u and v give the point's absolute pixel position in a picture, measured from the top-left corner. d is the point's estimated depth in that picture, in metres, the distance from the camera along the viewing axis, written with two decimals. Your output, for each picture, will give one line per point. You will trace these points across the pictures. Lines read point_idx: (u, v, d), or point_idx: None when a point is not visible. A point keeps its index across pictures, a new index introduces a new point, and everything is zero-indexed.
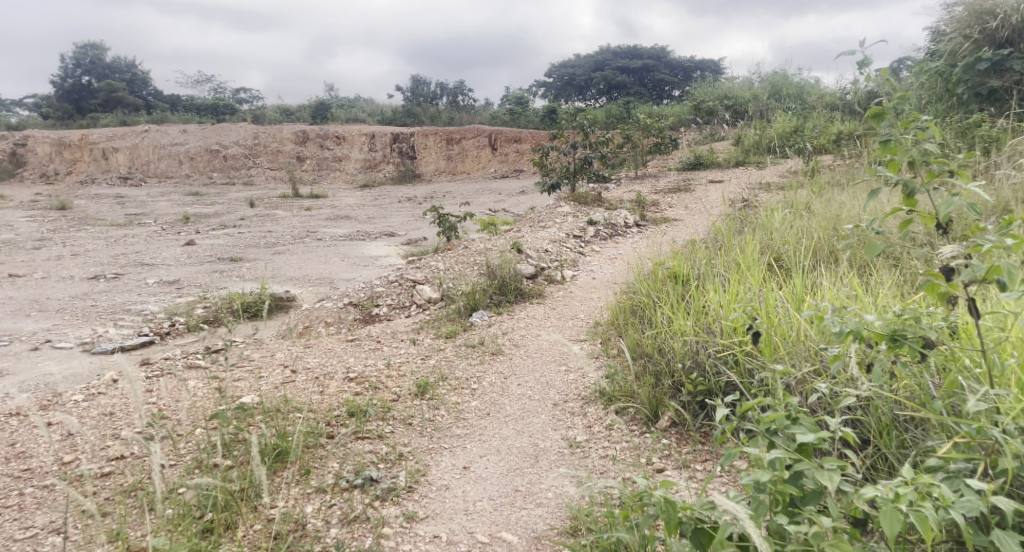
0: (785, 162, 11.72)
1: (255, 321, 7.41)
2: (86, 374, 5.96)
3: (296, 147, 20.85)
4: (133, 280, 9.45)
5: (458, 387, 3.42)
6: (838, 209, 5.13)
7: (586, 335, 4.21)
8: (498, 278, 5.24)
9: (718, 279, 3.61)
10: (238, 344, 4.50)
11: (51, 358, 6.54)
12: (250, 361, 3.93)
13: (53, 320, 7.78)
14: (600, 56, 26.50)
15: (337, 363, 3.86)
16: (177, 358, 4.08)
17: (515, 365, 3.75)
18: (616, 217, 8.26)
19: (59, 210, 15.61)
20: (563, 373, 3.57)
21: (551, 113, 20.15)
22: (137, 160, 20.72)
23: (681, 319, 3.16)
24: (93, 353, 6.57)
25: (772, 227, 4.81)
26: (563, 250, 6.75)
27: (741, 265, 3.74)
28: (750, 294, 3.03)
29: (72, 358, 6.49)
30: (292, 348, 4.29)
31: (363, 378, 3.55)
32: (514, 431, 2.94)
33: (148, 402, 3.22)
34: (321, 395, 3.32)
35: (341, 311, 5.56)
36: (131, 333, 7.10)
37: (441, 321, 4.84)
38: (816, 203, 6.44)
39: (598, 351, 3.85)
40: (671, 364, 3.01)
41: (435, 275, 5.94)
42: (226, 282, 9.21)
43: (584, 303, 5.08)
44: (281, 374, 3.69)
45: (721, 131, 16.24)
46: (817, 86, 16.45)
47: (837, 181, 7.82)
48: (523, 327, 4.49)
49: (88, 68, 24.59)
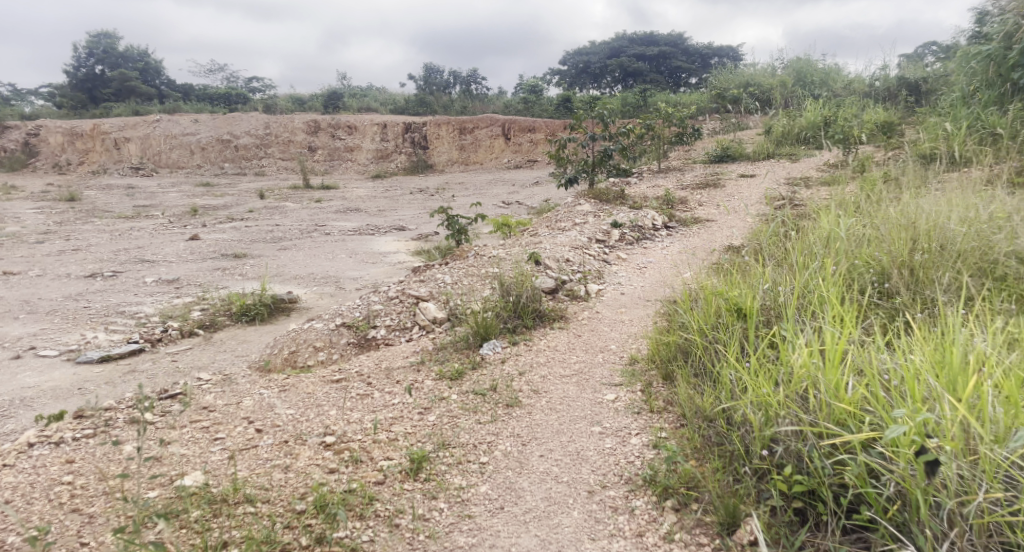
0: (820, 156, 10.87)
1: (254, 327, 6.67)
2: (62, 393, 5.23)
3: (307, 137, 20.10)
4: (132, 278, 8.78)
5: (462, 460, 2.66)
6: (911, 210, 4.38)
7: (620, 378, 3.43)
8: (513, 298, 4.44)
9: (798, 324, 2.88)
10: (205, 383, 3.75)
11: (32, 369, 5.81)
12: (210, 416, 3.19)
13: (41, 323, 7.09)
14: (616, 42, 25.56)
15: (314, 418, 3.12)
16: (123, 404, 3.33)
17: (535, 425, 2.97)
18: (643, 217, 7.46)
19: (67, 202, 14.97)
20: (599, 437, 2.83)
21: (567, 101, 19.30)
22: (148, 150, 20.03)
23: (762, 378, 2.42)
24: (77, 363, 5.85)
25: (838, 246, 4.08)
26: (586, 259, 5.95)
27: (827, 301, 3.02)
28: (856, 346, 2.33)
29: (53, 370, 5.76)
30: (266, 391, 3.53)
31: (343, 444, 2.80)
32: (536, 542, 2.22)
33: (60, 485, 2.52)
34: (285, 473, 2.58)
35: (332, 333, 4.77)
36: (122, 338, 6.38)
37: (444, 352, 4.03)
38: (878, 208, 5.63)
39: (639, 403, 3.10)
40: (750, 446, 2.28)
41: (442, 290, 5.15)
42: (227, 281, 8.49)
43: (615, 329, 4.27)
44: (241, 436, 2.93)
45: (747, 121, 15.34)
46: (845, 70, 15.59)
47: (889, 176, 7.05)
48: (545, 364, 3.70)
49: (102, 58, 23.94)
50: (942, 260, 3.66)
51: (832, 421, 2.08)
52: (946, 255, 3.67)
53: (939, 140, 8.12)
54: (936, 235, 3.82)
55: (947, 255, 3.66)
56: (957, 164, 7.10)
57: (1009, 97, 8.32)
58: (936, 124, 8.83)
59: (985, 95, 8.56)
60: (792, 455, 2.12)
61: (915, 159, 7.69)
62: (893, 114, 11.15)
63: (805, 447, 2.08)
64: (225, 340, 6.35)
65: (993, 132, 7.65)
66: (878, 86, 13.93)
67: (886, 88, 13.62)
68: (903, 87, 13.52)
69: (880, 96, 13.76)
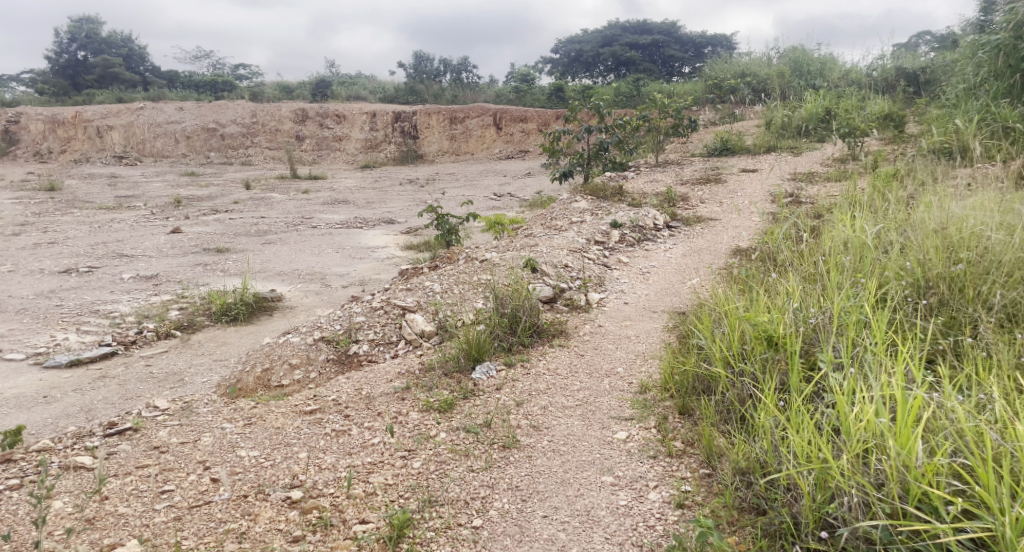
0: (822, 150, 10.49)
1: (235, 328, 6.21)
2: (22, 403, 4.74)
3: (295, 126, 19.55)
4: (108, 274, 8.30)
5: (451, 526, 2.31)
6: (943, 210, 3.96)
7: (631, 411, 3.01)
8: (508, 312, 4.00)
9: (839, 357, 2.54)
10: (163, 414, 3.31)
11: None
12: (160, 460, 2.77)
13: (8, 323, 6.60)
14: (608, 30, 25.04)
15: (279, 463, 2.71)
16: (62, 451, 2.90)
17: (535, 474, 2.57)
18: (643, 217, 7.03)
19: (47, 192, 14.39)
20: (611, 492, 2.44)
21: (559, 91, 18.80)
22: (132, 139, 19.39)
23: (814, 434, 2.08)
24: (43, 367, 5.36)
25: (865, 257, 3.70)
26: (586, 265, 5.53)
27: (869, 328, 2.67)
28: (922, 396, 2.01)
29: (17, 374, 5.29)
30: (230, 426, 3.09)
31: (311, 500, 2.43)
32: None
33: None
34: (238, 544, 2.24)
35: (310, 348, 4.33)
36: (92, 340, 5.90)
37: (433, 376, 3.58)
38: (898, 210, 5.21)
39: (655, 445, 2.71)
40: (801, 518, 1.97)
41: (431, 300, 4.72)
42: (208, 277, 8.02)
43: (621, 347, 3.83)
44: (193, 488, 2.54)
45: (742, 111, 14.96)
46: (841, 59, 15.20)
47: (901, 173, 6.67)
48: (543, 392, 3.28)
49: (84, 43, 23.20)
50: (982, 271, 3.31)
51: (910, 500, 1.78)
52: (986, 263, 3.33)
53: (949, 136, 7.74)
54: (973, 243, 3.45)
55: (987, 266, 3.33)
56: (971, 161, 6.73)
57: (1020, 90, 7.92)
58: (939, 120, 8.50)
59: (994, 87, 8.17)
60: (859, 539, 1.81)
61: (927, 155, 7.31)
62: (894, 106, 10.77)
63: (877, 532, 1.78)
64: (204, 341, 5.90)
65: (1004, 125, 7.28)
66: (875, 76, 13.57)
67: (884, 78, 13.29)
68: (901, 77, 13.20)
69: (877, 87, 13.42)
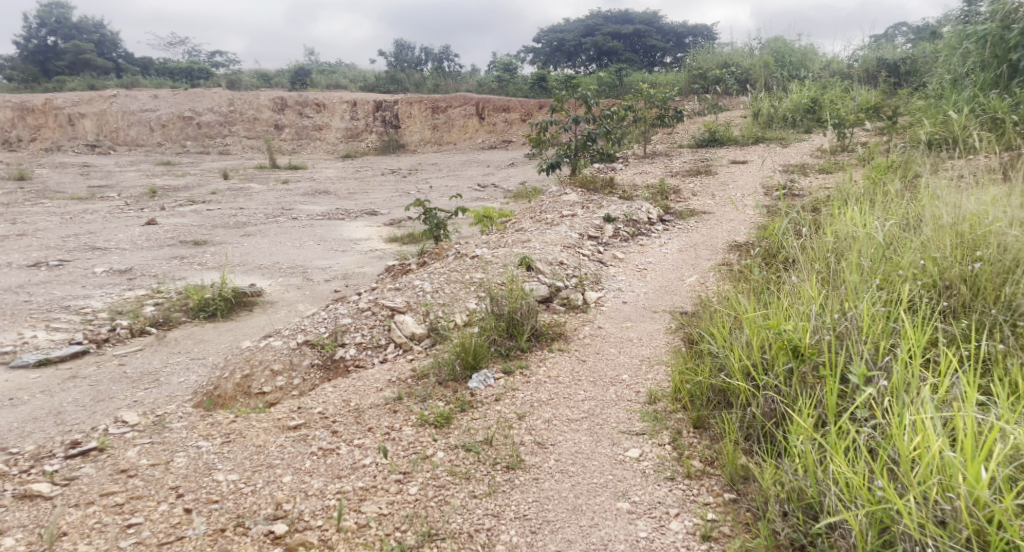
0: (809, 142, 10.32)
1: (214, 324, 5.90)
2: None
3: (274, 115, 19.11)
4: (80, 268, 7.93)
5: None
6: (955, 201, 3.75)
7: (642, 424, 2.76)
8: (505, 316, 3.73)
9: (871, 368, 2.37)
10: (132, 429, 3.03)
11: None
12: (127, 485, 2.52)
13: None
14: (590, 20, 24.77)
15: (260, 489, 2.46)
16: (19, 478, 2.64)
17: (545, 501, 2.34)
18: (637, 211, 6.79)
19: (16, 181, 13.86)
20: (627, 523, 2.23)
21: (541, 80, 18.48)
22: (105, 127, 18.81)
23: (862, 463, 1.94)
24: (9, 366, 5.04)
25: (878, 253, 3.49)
26: (582, 261, 5.30)
27: (900, 334, 2.50)
28: (979, 421, 1.89)
29: None
30: (207, 444, 2.82)
31: (298, 536, 2.23)
32: None
33: None
34: None
35: (293, 352, 4.05)
36: (62, 337, 5.56)
37: (426, 386, 3.32)
38: (899, 204, 5.01)
39: (671, 464, 2.49)
40: None
41: (421, 300, 4.45)
42: (185, 271, 7.71)
43: (625, 352, 3.58)
44: (165, 520, 2.32)
45: (724, 101, 14.76)
46: (823, 50, 15.08)
47: (895, 166, 6.47)
48: (545, 404, 3.03)
49: (54, 28, 22.43)
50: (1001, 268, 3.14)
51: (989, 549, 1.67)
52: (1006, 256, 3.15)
53: (940, 126, 7.58)
54: (993, 238, 3.24)
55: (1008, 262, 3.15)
56: (961, 152, 6.55)
57: (1007, 79, 7.73)
58: (923, 111, 8.37)
59: (980, 77, 7.98)
60: None
61: (918, 147, 7.15)
62: (880, 96, 10.59)
63: None
64: (182, 338, 5.58)
65: (994, 116, 7.14)
66: (857, 67, 13.43)
67: (865, 70, 13.13)
68: (882, 68, 13.05)
69: (859, 78, 13.28)
